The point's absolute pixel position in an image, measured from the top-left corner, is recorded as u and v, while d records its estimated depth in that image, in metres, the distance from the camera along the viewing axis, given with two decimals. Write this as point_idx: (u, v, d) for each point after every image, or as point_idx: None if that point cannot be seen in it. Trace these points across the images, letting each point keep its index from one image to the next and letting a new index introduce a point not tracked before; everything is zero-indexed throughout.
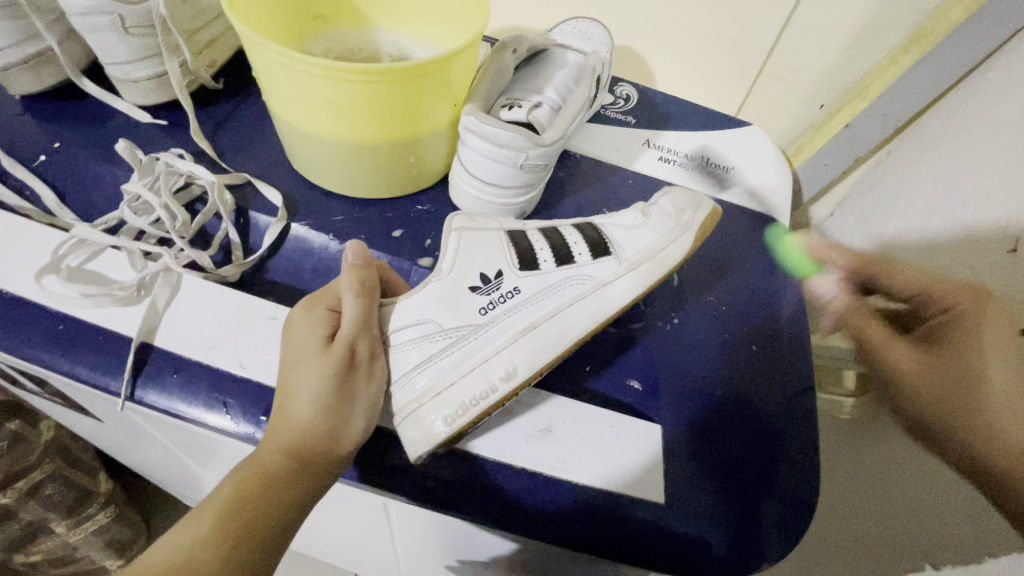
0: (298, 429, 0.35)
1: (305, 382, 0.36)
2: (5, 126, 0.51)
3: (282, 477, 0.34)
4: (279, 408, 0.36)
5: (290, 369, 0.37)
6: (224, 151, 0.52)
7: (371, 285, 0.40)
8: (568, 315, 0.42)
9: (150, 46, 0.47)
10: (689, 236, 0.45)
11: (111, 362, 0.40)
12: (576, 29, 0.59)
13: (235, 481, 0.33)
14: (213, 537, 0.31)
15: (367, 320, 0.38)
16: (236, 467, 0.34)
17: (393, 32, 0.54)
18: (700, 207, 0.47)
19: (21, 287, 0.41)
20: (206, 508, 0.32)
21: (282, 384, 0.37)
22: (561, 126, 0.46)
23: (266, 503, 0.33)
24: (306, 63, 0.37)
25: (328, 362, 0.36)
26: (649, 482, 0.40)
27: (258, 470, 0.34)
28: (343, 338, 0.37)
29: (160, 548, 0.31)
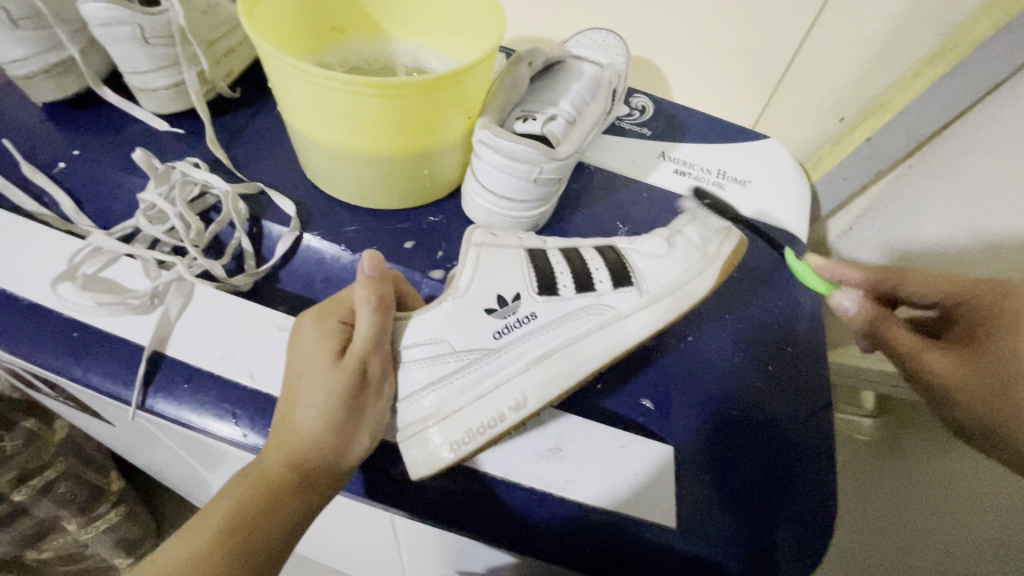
0: (304, 444, 0.34)
1: (314, 397, 0.35)
2: (27, 133, 0.52)
3: (285, 492, 0.33)
4: (283, 419, 0.35)
5: (297, 380, 0.36)
6: (239, 160, 0.53)
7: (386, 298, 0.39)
8: (583, 345, 0.42)
9: (170, 57, 0.48)
10: (713, 270, 0.45)
11: (123, 371, 0.40)
12: (592, 39, 0.58)
13: (238, 492, 0.33)
14: (213, 550, 0.31)
15: (380, 336, 0.38)
16: (238, 477, 0.34)
17: (408, 43, 0.54)
18: (727, 240, 0.46)
19: (37, 294, 0.42)
20: (206, 518, 0.32)
21: (289, 393, 0.36)
22: (576, 140, 0.45)
23: (267, 519, 0.32)
24: (323, 76, 0.38)
25: (339, 378, 0.35)
26: (661, 505, 0.39)
27: (260, 482, 0.33)
28: (357, 355, 0.36)
29: (158, 558, 0.31)
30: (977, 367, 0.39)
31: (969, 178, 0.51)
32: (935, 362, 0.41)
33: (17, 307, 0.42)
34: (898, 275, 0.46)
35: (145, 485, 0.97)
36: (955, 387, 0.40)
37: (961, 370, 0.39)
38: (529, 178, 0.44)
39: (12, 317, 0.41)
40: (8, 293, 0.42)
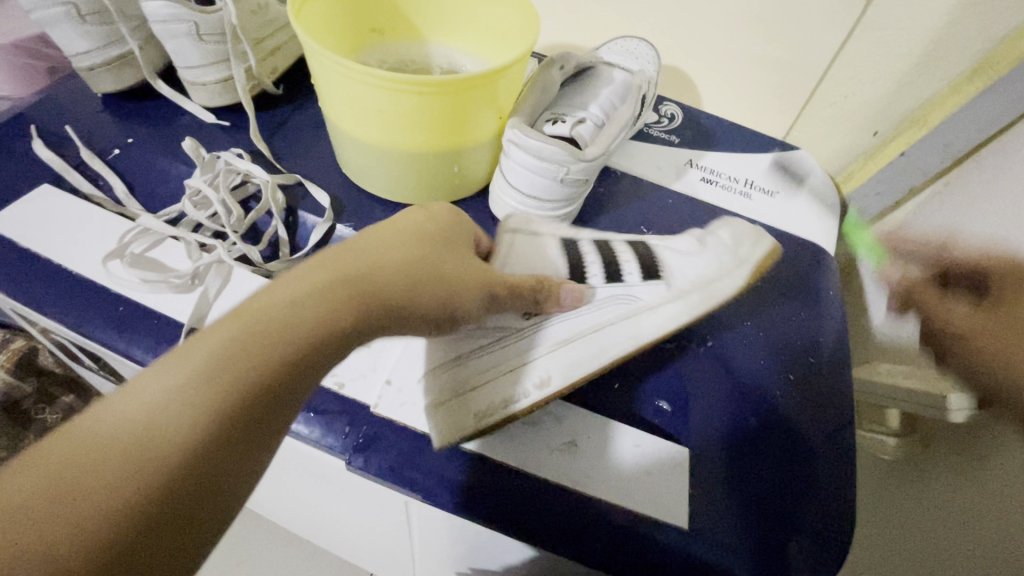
0: (330, 299, 0.29)
1: (369, 261, 0.32)
2: (85, 121, 0.55)
3: (295, 351, 0.27)
4: (309, 268, 0.30)
5: (350, 247, 0.32)
6: (280, 153, 0.55)
7: (442, 215, 0.38)
8: (609, 333, 0.43)
9: (221, 53, 0.51)
10: (745, 270, 0.46)
11: (162, 345, 0.42)
12: (624, 47, 0.59)
13: (236, 333, 0.26)
14: (199, 404, 0.24)
15: (438, 235, 0.36)
16: (235, 316, 0.27)
17: (445, 46, 0.56)
18: (760, 243, 0.47)
19: (88, 270, 0.44)
20: (190, 356, 0.25)
21: (324, 256, 0.31)
22: (604, 142, 0.46)
23: (270, 379, 0.26)
24: (363, 72, 0.39)
25: (405, 256, 0.33)
26: (675, 505, 0.39)
27: (266, 332, 0.26)
28: (418, 243, 0.34)
29: (115, 407, 0.23)
30: None
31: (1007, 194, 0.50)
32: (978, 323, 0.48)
33: (70, 281, 0.44)
34: None
35: None
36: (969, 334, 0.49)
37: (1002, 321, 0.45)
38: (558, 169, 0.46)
39: (65, 290, 0.44)
40: (62, 268, 0.45)
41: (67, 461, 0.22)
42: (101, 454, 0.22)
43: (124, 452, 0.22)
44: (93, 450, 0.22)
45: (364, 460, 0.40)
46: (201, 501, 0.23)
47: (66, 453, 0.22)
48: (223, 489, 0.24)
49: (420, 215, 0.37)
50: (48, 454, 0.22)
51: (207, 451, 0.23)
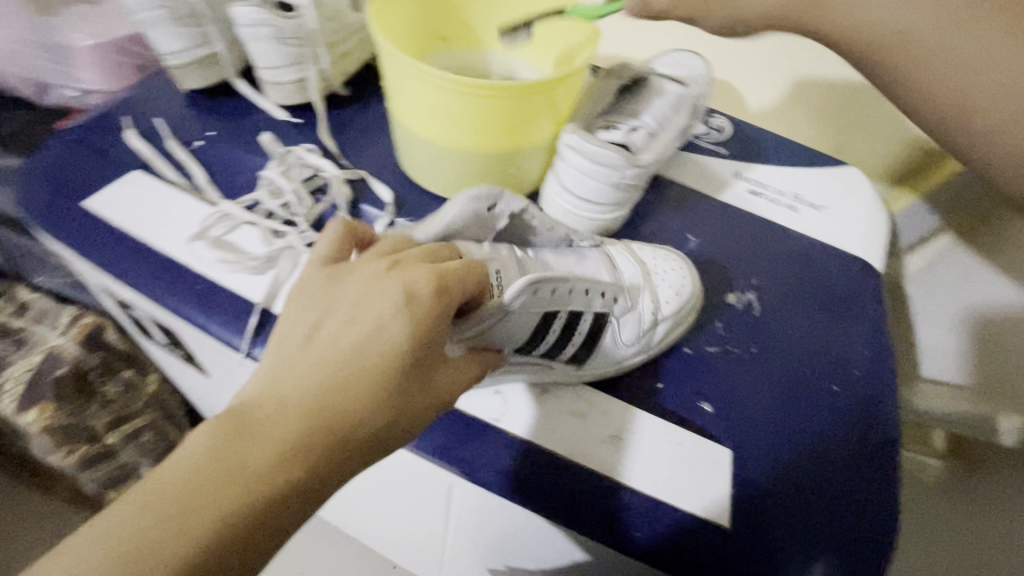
0: (292, 485, 0.28)
1: (334, 418, 0.30)
2: (171, 114, 0.60)
3: (251, 544, 0.27)
4: (273, 437, 0.29)
5: (316, 397, 0.30)
6: (344, 150, 0.59)
7: (426, 308, 0.32)
8: (520, 388, 0.43)
9: (298, 55, 0.55)
10: (643, 359, 0.47)
11: (236, 321, 0.45)
12: (676, 59, 0.61)
13: (190, 526, 0.26)
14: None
15: (419, 340, 0.32)
16: (192, 509, 0.26)
17: (504, 54, 0.59)
18: (678, 327, 0.48)
19: (173, 249, 0.48)
20: (136, 567, 0.24)
21: (288, 412, 0.30)
22: (659, 153, 0.50)
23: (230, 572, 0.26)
24: (435, 75, 0.42)
25: (375, 397, 0.31)
26: (713, 502, 0.40)
27: (225, 534, 0.26)
28: (388, 371, 0.32)
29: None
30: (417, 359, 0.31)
31: None
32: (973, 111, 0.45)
33: (155, 259, 0.48)
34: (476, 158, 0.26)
35: None
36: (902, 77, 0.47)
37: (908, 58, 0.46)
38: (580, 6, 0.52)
39: (151, 266, 0.48)
40: (149, 246, 0.49)
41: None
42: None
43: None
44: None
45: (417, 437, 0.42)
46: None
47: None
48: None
49: (399, 314, 0.32)
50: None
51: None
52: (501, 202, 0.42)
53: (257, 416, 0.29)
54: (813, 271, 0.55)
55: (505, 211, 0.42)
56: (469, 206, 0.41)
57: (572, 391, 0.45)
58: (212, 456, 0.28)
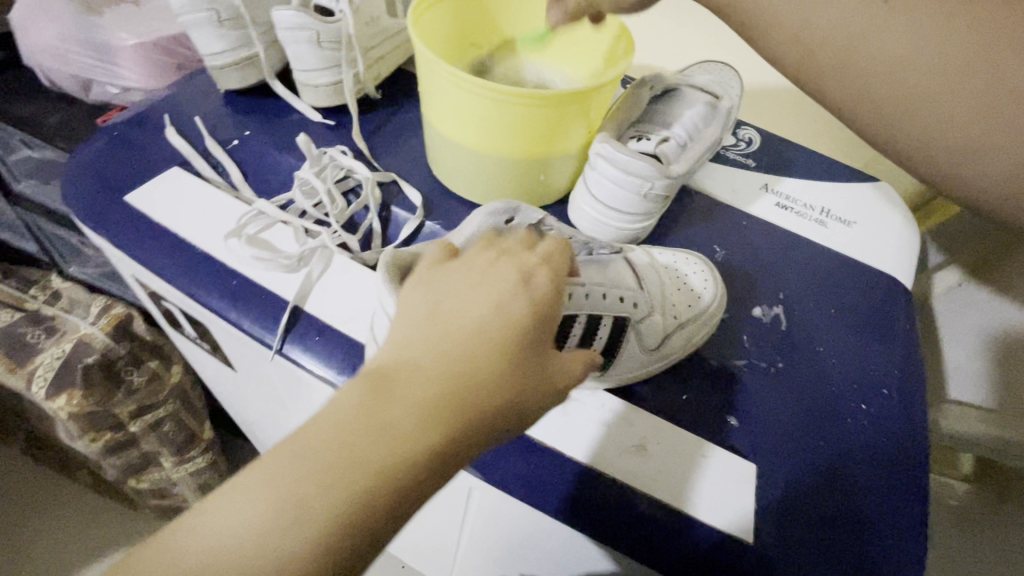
0: (429, 454, 0.27)
1: (468, 390, 0.28)
2: (210, 113, 0.61)
3: (390, 507, 0.26)
4: (413, 412, 0.27)
5: (450, 365, 0.29)
6: (377, 153, 0.60)
7: (540, 293, 0.32)
8: None
9: (335, 58, 0.56)
10: (666, 363, 0.46)
11: (269, 318, 0.46)
12: (708, 71, 0.61)
13: (337, 481, 0.25)
14: (308, 558, 0.24)
15: (539, 318, 0.31)
16: (339, 465, 0.25)
17: (537, 62, 0.59)
18: (707, 327, 0.48)
19: (209, 245, 0.50)
20: (293, 522, 0.24)
21: (421, 376, 0.28)
22: (688, 162, 0.48)
23: (371, 530, 0.26)
24: (472, 82, 0.43)
25: (506, 371, 0.29)
26: (738, 518, 0.40)
27: (369, 493, 0.25)
28: (518, 346, 0.30)
29: (232, 539, 0.24)
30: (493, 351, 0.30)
31: None
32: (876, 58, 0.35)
33: (193, 254, 0.49)
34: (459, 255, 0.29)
35: (229, 441, 1.07)
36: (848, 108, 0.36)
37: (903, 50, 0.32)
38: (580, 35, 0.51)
39: (188, 261, 0.49)
40: (187, 241, 0.50)
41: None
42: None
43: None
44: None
45: None
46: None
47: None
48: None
49: (519, 295, 0.31)
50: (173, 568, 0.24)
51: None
52: (519, 212, 0.41)
53: (395, 378, 0.28)
54: (842, 287, 0.55)
55: (523, 222, 0.42)
56: (488, 219, 0.39)
57: (597, 399, 0.44)
58: (353, 417, 0.27)
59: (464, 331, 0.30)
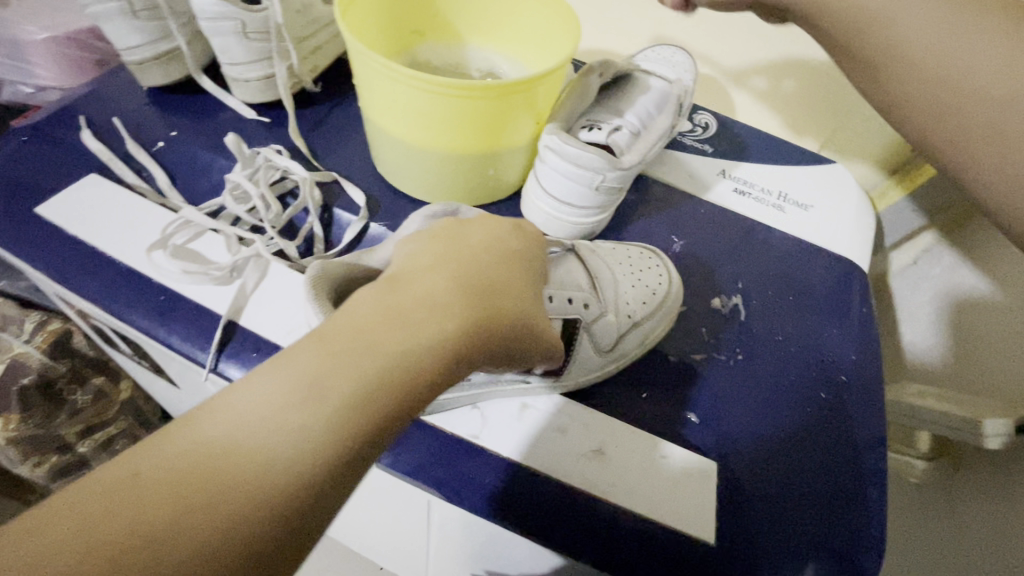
0: (447, 345, 0.27)
1: (481, 296, 0.29)
2: (132, 113, 0.57)
3: (408, 396, 0.25)
4: (434, 313, 0.27)
5: (461, 271, 0.29)
6: (317, 150, 0.56)
7: (532, 236, 0.35)
8: (496, 403, 0.42)
9: (265, 51, 0.52)
10: (620, 364, 0.45)
11: (200, 335, 0.43)
12: (660, 54, 0.59)
13: (360, 368, 0.24)
14: (326, 440, 0.23)
15: (531, 253, 0.34)
16: (359, 350, 0.25)
17: (484, 49, 0.56)
18: (662, 324, 0.46)
19: (131, 259, 0.46)
20: (313, 402, 0.23)
21: (436, 278, 0.28)
22: (640, 152, 0.46)
23: (388, 418, 0.25)
24: (408, 75, 0.40)
25: (511, 285, 0.31)
26: (698, 518, 0.39)
27: (388, 377, 0.25)
28: (520, 265, 0.32)
29: (244, 421, 0.23)
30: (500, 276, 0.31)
31: None
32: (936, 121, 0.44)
33: (114, 270, 0.45)
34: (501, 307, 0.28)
35: None
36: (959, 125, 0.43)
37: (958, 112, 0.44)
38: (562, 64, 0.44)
39: (108, 277, 0.45)
40: (107, 255, 0.46)
41: (196, 479, 0.22)
42: (234, 481, 0.22)
43: (252, 481, 0.22)
44: (227, 471, 0.22)
45: (393, 456, 0.40)
46: (312, 518, 0.23)
47: (189, 469, 0.22)
48: (336, 499, 0.24)
49: (514, 232, 0.34)
50: (174, 459, 0.22)
51: (325, 482, 0.23)
52: (460, 216, 0.39)
53: (408, 279, 0.28)
54: (799, 273, 0.54)
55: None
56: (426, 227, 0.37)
57: (554, 405, 0.43)
58: (378, 311, 0.27)
59: (475, 254, 0.31)
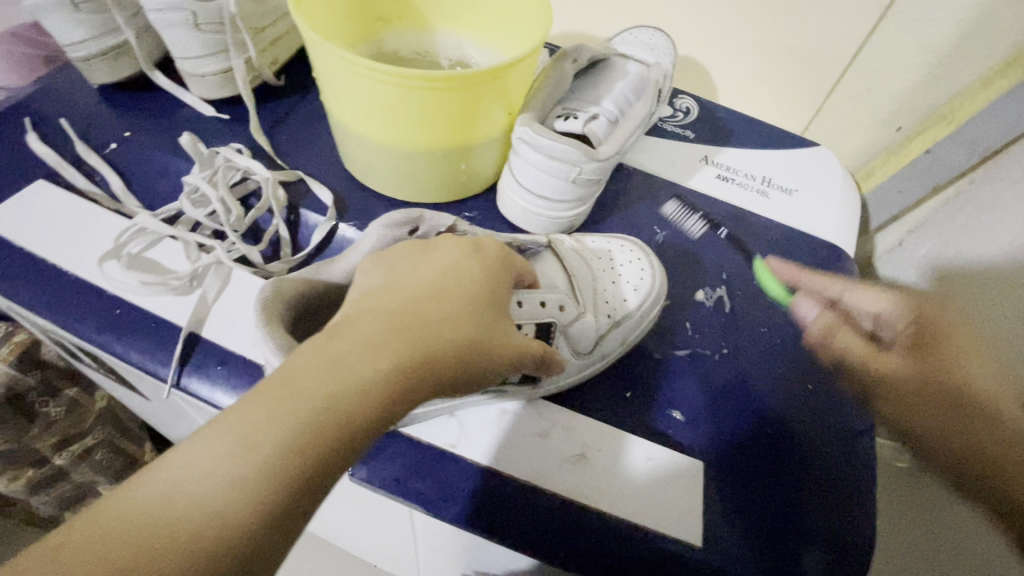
0: (386, 381, 0.25)
1: (422, 323, 0.28)
2: (82, 114, 0.53)
3: (348, 437, 0.24)
4: (372, 345, 0.26)
5: (403, 307, 0.28)
6: (282, 148, 0.53)
7: (493, 258, 0.33)
8: (472, 412, 0.41)
9: (220, 43, 0.49)
10: (602, 365, 0.44)
11: (160, 350, 0.41)
12: (638, 37, 0.57)
13: (288, 412, 0.23)
14: (259, 493, 0.22)
15: (495, 279, 0.32)
16: (288, 394, 0.23)
17: (453, 36, 0.53)
18: (645, 320, 0.45)
19: (83, 271, 0.43)
20: (244, 453, 0.22)
21: (374, 317, 0.27)
22: (619, 141, 0.44)
23: (325, 467, 0.23)
24: (367, 68, 0.37)
25: (462, 315, 0.29)
26: (686, 521, 0.37)
27: (322, 424, 0.23)
28: (474, 289, 0.31)
29: (176, 479, 0.22)
30: (448, 303, 0.29)
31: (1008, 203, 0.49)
32: (885, 367, 0.43)
33: (65, 284, 0.43)
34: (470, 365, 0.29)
35: None
36: (897, 385, 0.42)
37: (905, 366, 0.42)
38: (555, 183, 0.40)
39: (58, 291, 0.42)
40: (58, 268, 0.43)
41: (120, 545, 0.20)
42: (163, 543, 0.20)
43: (180, 543, 0.21)
44: (155, 534, 0.21)
45: (367, 471, 0.38)
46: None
47: (116, 535, 0.20)
48: (274, 555, 0.23)
49: (472, 256, 0.33)
50: (101, 525, 0.21)
51: (259, 540, 0.22)
52: (425, 222, 0.36)
53: (349, 321, 0.27)
54: (786, 261, 0.53)
55: (431, 231, 0.37)
56: (388, 234, 0.35)
57: (534, 410, 0.42)
58: (309, 350, 0.25)
59: (421, 285, 0.30)
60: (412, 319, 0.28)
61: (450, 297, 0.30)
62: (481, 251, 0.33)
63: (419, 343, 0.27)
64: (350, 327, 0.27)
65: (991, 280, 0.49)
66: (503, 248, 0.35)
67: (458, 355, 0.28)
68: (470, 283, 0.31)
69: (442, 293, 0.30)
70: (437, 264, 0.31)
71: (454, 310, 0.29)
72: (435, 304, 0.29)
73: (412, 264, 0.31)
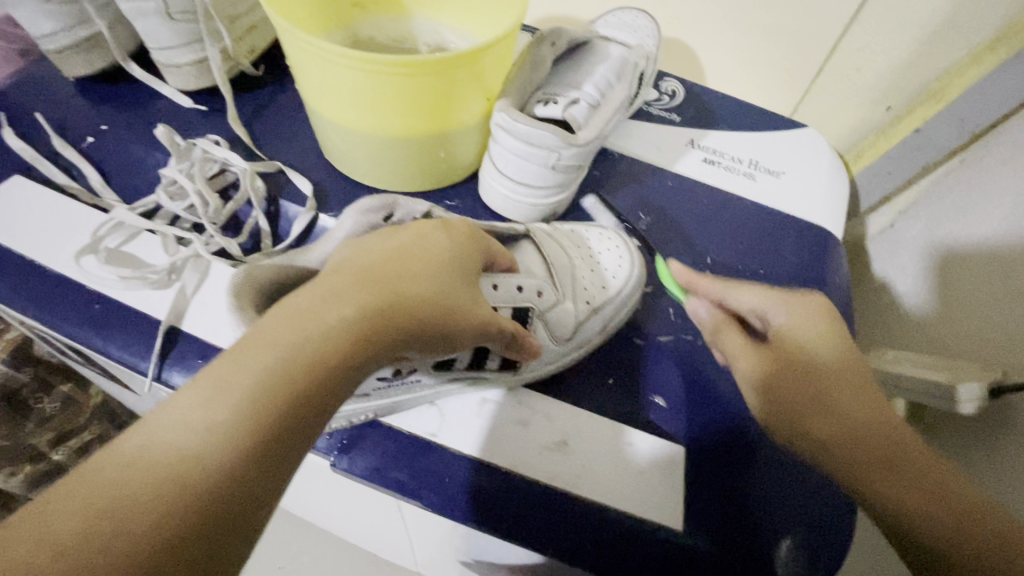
0: (358, 331, 0.25)
1: (393, 283, 0.28)
2: (58, 107, 0.53)
3: (320, 388, 0.24)
4: (343, 300, 0.26)
5: (373, 269, 0.28)
6: (261, 139, 0.53)
7: (462, 232, 0.34)
8: (452, 401, 0.41)
9: (194, 33, 0.48)
10: (583, 351, 0.43)
11: (141, 344, 0.40)
12: (621, 19, 0.56)
13: (259, 361, 0.23)
14: (239, 434, 0.22)
15: (465, 249, 0.33)
16: (259, 345, 0.23)
17: (432, 21, 0.52)
18: (625, 305, 0.45)
19: (61, 267, 0.43)
20: (221, 402, 0.22)
21: (342, 276, 0.28)
22: (599, 125, 0.43)
23: (304, 412, 0.23)
24: (339, 54, 0.37)
25: (431, 274, 0.30)
26: (669, 505, 0.38)
27: (293, 368, 0.23)
28: (444, 256, 0.31)
29: (154, 432, 0.21)
30: (417, 266, 0.30)
31: (1000, 182, 0.48)
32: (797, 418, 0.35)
33: (41, 279, 0.42)
34: (380, 343, 0.26)
35: None
36: (826, 449, 0.33)
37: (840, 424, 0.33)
38: (487, 238, 0.36)
39: (37, 286, 0.42)
40: (36, 264, 0.43)
41: (102, 495, 0.19)
42: (149, 492, 0.20)
43: (163, 489, 0.20)
44: (137, 483, 0.20)
45: (348, 461, 0.39)
46: (239, 528, 0.21)
47: (96, 487, 0.20)
48: (263, 504, 0.22)
49: (441, 232, 0.33)
50: (80, 481, 0.20)
51: (243, 482, 0.21)
52: (399, 208, 0.36)
53: (318, 281, 0.27)
54: (771, 246, 0.52)
55: (406, 218, 0.37)
56: (361, 222, 0.34)
57: (515, 398, 0.42)
58: (278, 310, 0.25)
59: (388, 252, 0.30)
60: (382, 280, 0.28)
61: (420, 265, 0.30)
62: (452, 224, 0.34)
63: (390, 303, 0.27)
64: (318, 288, 0.27)
65: (983, 259, 0.48)
66: (475, 227, 0.35)
67: (429, 314, 0.28)
68: (439, 250, 0.31)
69: (410, 259, 0.30)
70: (405, 234, 0.32)
71: (423, 273, 0.29)
72: (403, 266, 0.29)
73: (382, 236, 0.31)
